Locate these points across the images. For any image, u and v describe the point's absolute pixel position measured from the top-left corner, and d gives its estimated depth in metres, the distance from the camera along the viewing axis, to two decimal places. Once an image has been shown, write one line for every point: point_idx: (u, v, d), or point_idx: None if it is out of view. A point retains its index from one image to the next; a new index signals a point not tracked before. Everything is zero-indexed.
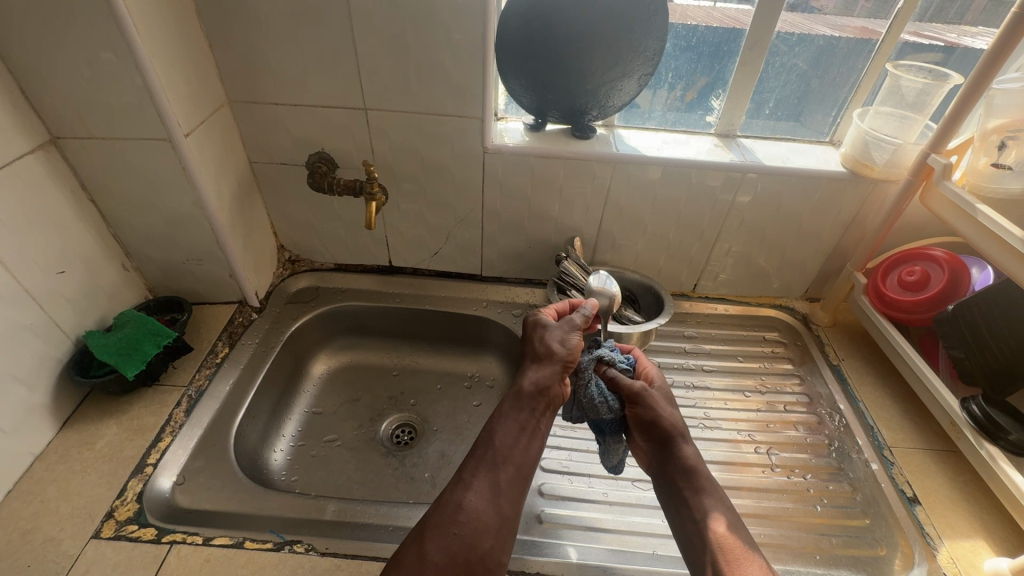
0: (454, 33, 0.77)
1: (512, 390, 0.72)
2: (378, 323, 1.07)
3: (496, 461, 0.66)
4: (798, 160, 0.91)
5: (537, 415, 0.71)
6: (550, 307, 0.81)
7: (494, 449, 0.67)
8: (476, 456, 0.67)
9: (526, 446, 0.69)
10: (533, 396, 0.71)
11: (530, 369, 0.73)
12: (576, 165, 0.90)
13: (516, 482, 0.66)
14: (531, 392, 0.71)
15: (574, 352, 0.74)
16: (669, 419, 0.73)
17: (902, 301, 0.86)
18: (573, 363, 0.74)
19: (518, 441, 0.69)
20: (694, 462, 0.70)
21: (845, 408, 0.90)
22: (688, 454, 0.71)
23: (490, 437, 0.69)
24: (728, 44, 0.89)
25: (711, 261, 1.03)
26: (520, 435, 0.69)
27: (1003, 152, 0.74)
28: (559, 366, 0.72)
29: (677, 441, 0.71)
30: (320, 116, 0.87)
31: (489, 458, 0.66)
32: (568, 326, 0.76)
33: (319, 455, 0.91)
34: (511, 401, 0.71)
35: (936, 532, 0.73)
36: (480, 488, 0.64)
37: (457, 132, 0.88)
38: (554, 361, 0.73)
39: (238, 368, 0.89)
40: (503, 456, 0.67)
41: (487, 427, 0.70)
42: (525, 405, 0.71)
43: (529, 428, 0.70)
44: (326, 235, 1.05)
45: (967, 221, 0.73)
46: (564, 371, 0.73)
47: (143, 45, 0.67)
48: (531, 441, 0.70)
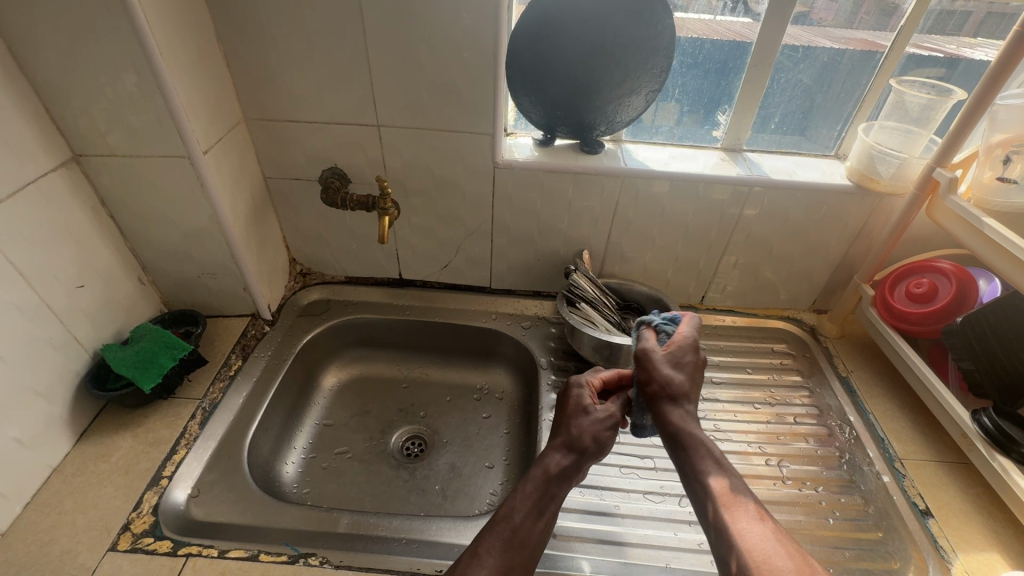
0: (466, 52, 0.79)
1: (535, 472, 0.67)
2: (388, 335, 1.08)
3: (513, 541, 0.61)
4: (804, 174, 0.92)
5: (556, 501, 0.67)
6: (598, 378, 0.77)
7: (515, 529, 0.62)
8: (493, 531, 0.61)
9: (541, 526, 0.64)
10: (558, 482, 0.67)
11: (558, 450, 0.69)
12: (585, 179, 0.91)
13: (526, 569, 0.61)
14: (558, 479, 0.67)
15: (603, 449, 0.70)
16: (668, 371, 0.65)
17: (910, 313, 0.86)
18: (600, 458, 0.70)
19: (536, 526, 0.63)
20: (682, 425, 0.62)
21: (855, 420, 0.90)
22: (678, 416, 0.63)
23: (508, 511, 0.64)
24: (734, 61, 0.90)
25: (718, 273, 1.04)
26: (538, 518, 0.64)
27: (1008, 166, 0.74)
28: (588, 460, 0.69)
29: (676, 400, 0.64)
30: (333, 133, 0.89)
31: (506, 535, 0.61)
32: (604, 418, 0.72)
33: (331, 467, 0.92)
34: (536, 480, 0.66)
35: (950, 546, 0.73)
36: (493, 569, 0.58)
37: (467, 148, 0.89)
38: (585, 454, 0.69)
39: (251, 381, 0.90)
40: (522, 538, 0.62)
41: (509, 503, 0.64)
42: (549, 489, 0.66)
43: (548, 513, 0.65)
44: (337, 248, 1.06)
45: (973, 235, 0.74)
46: (590, 463, 0.69)
47: (165, 66, 0.69)
48: (546, 525, 0.65)
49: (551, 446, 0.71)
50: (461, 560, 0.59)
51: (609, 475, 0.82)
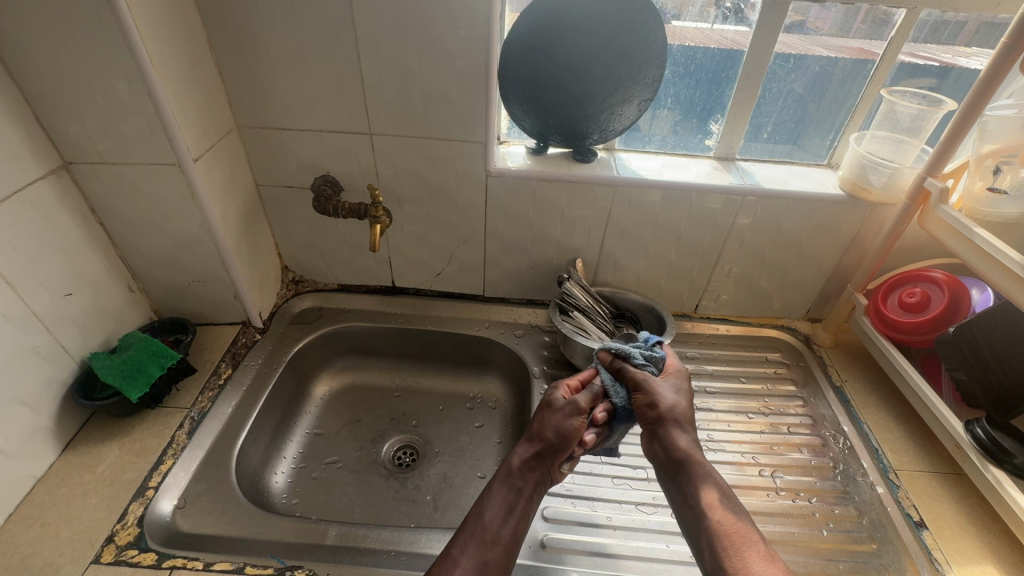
0: (458, 60, 0.79)
1: (501, 470, 0.70)
2: (380, 344, 1.08)
3: (484, 539, 0.62)
4: (797, 183, 0.92)
5: (526, 495, 0.68)
6: (567, 382, 0.78)
7: (484, 525, 0.63)
8: (464, 531, 0.63)
9: (514, 522, 0.65)
10: (523, 475, 0.69)
11: (521, 446, 0.72)
12: (578, 188, 0.91)
13: (503, 566, 0.61)
14: (523, 473, 0.69)
15: (570, 439, 0.71)
16: (669, 406, 0.71)
17: (903, 323, 0.86)
18: (568, 449, 0.71)
19: (507, 521, 0.65)
20: (689, 451, 0.68)
21: (849, 430, 0.89)
22: (684, 443, 0.69)
23: (478, 510, 0.66)
24: (726, 70, 0.91)
25: (712, 282, 1.04)
26: (508, 514, 0.66)
27: (998, 177, 0.75)
28: (553, 452, 0.70)
29: (673, 429, 0.70)
30: (326, 141, 0.89)
31: (478, 533, 0.63)
32: (568, 409, 0.73)
33: (321, 477, 0.91)
34: (501, 478, 0.69)
35: (944, 558, 0.72)
36: (467, 565, 0.59)
37: (460, 157, 0.89)
38: (548, 446, 0.70)
39: (241, 390, 0.89)
40: (493, 533, 0.63)
41: (476, 502, 0.67)
42: (515, 483, 0.69)
43: (519, 508, 0.67)
44: (330, 256, 1.06)
45: (965, 245, 0.74)
46: (558, 456, 0.71)
47: (156, 74, 0.69)
48: (520, 520, 0.66)
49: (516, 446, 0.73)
50: (437, 563, 0.60)
51: (601, 486, 0.82)
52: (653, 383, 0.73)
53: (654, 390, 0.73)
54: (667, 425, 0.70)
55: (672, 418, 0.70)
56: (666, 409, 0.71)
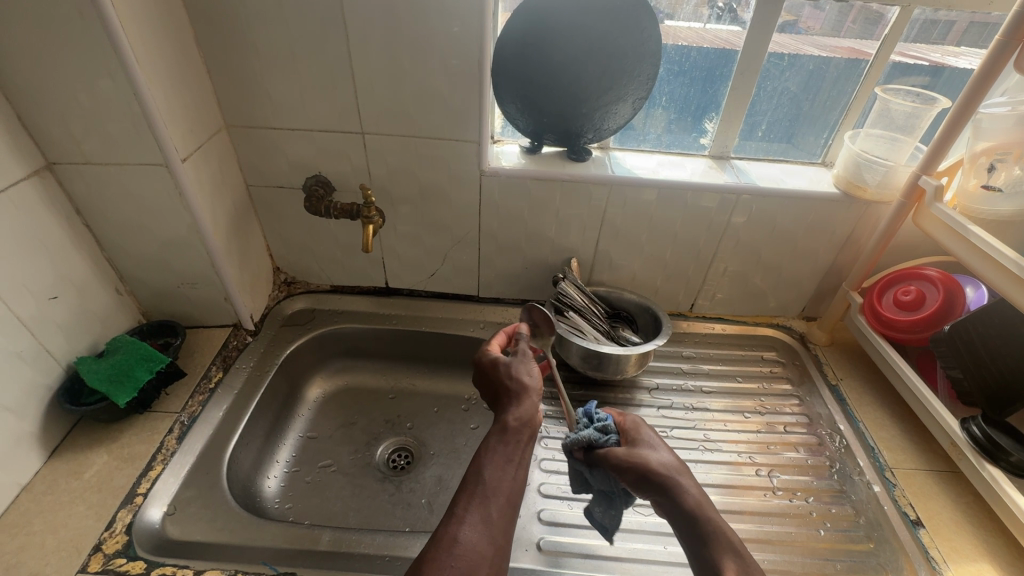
0: (451, 58, 0.78)
1: (492, 426, 0.66)
2: (374, 345, 1.06)
3: (487, 493, 0.59)
4: (792, 181, 0.92)
5: (523, 447, 0.65)
6: (494, 340, 0.79)
7: (485, 482, 0.60)
8: (465, 490, 0.60)
9: (514, 473, 0.62)
10: (518, 428, 0.66)
11: (508, 405, 0.68)
12: (572, 187, 0.91)
13: (509, 514, 0.59)
14: (515, 423, 0.66)
15: (540, 382, 0.72)
16: (658, 462, 0.66)
17: (898, 321, 0.86)
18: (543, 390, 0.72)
19: (510, 471, 0.62)
20: (695, 508, 0.62)
21: (845, 429, 0.89)
22: (691, 493, 0.63)
23: (476, 468, 0.62)
24: (720, 69, 0.90)
25: (708, 281, 1.04)
26: (508, 464, 0.62)
27: (992, 174, 0.75)
28: (535, 397, 0.69)
29: (673, 486, 0.64)
30: (317, 140, 0.88)
31: (480, 489, 0.60)
32: (526, 359, 0.74)
33: (315, 481, 0.90)
34: (495, 434, 0.65)
35: (941, 556, 0.72)
36: (474, 521, 0.57)
37: (454, 156, 0.88)
38: (529, 393, 0.69)
39: (232, 394, 0.88)
40: (495, 487, 0.60)
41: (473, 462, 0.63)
42: (510, 437, 0.65)
43: (518, 456, 0.64)
44: (322, 257, 1.04)
45: (960, 242, 0.74)
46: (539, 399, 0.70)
47: (142, 73, 0.67)
48: (519, 470, 0.63)
49: (502, 406, 0.69)
50: (442, 523, 0.57)
51: None
52: (634, 449, 0.68)
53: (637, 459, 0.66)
54: (668, 489, 0.63)
55: (667, 477, 0.64)
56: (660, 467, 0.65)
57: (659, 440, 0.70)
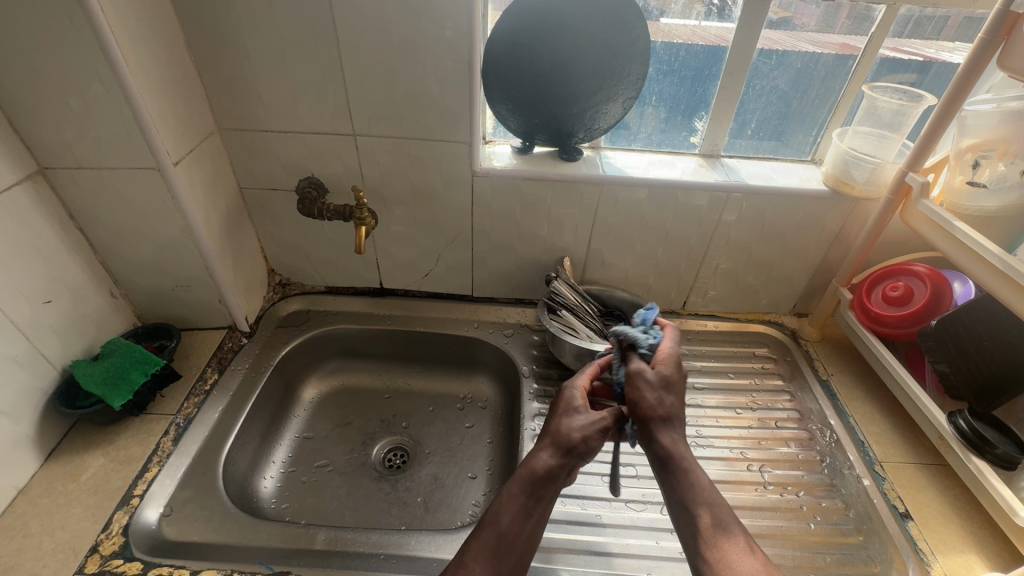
0: (441, 60, 0.78)
1: (521, 472, 0.66)
2: (369, 345, 1.07)
3: (500, 548, 0.61)
4: (781, 179, 0.93)
5: (544, 504, 0.65)
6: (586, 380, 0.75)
7: (499, 534, 0.61)
8: (478, 539, 0.61)
9: (530, 530, 0.63)
10: (544, 482, 0.65)
11: (545, 451, 0.67)
12: (564, 187, 0.91)
13: (517, 572, 0.61)
14: (544, 480, 0.65)
15: (592, 452, 0.66)
16: (648, 403, 0.64)
17: (886, 316, 0.87)
18: (588, 460, 0.67)
19: (524, 529, 0.62)
20: (673, 450, 0.62)
21: (836, 423, 0.90)
22: (669, 443, 0.62)
23: (493, 517, 0.63)
24: (709, 68, 0.91)
25: (699, 278, 1.04)
26: (525, 521, 0.63)
27: (977, 170, 0.76)
28: (575, 461, 0.66)
29: (654, 428, 0.63)
30: (309, 143, 0.88)
31: (492, 543, 0.61)
32: (595, 421, 0.67)
33: (311, 481, 0.90)
34: (519, 483, 0.65)
35: (929, 548, 0.73)
36: (482, 575, 0.58)
37: (445, 157, 0.89)
38: (572, 457, 0.66)
39: (227, 395, 0.88)
40: (508, 542, 0.61)
41: (489, 507, 0.64)
42: (534, 490, 0.64)
43: (537, 515, 0.64)
44: (316, 258, 1.05)
45: (945, 238, 0.75)
46: (579, 463, 0.66)
47: (132, 78, 0.68)
48: (536, 527, 0.64)
49: (539, 447, 0.68)
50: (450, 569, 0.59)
51: (591, 483, 0.82)
52: (641, 378, 0.65)
53: (641, 387, 0.65)
54: (651, 425, 0.63)
55: (656, 416, 0.63)
56: (654, 407, 0.63)
57: (679, 382, 0.66)
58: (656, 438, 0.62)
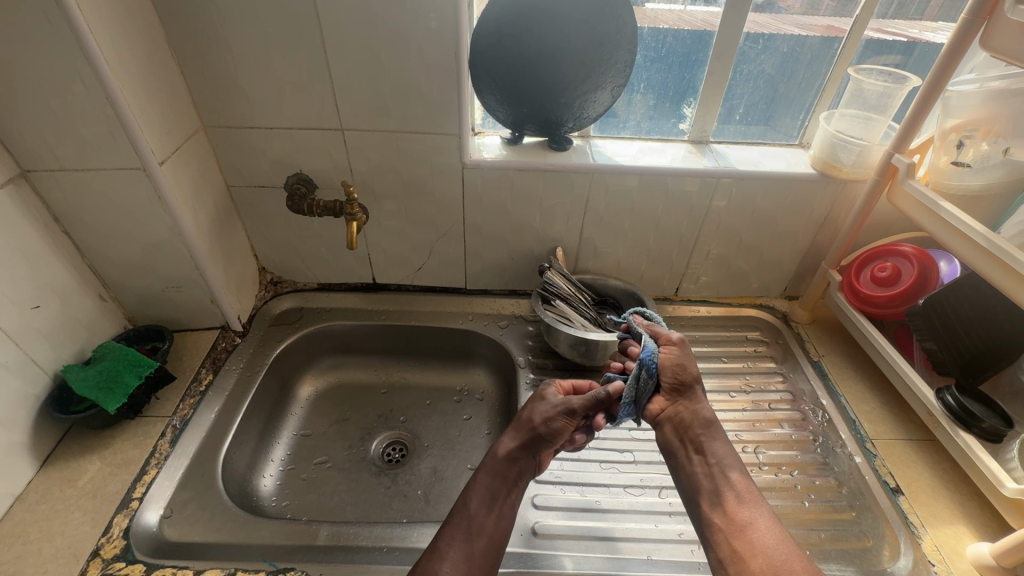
0: (427, 51, 0.78)
1: (488, 461, 0.73)
2: (364, 341, 1.07)
3: (471, 530, 0.64)
4: (770, 163, 0.93)
5: (510, 488, 0.71)
6: (563, 383, 0.81)
7: (470, 517, 0.66)
8: (452, 523, 0.65)
9: (499, 514, 0.68)
10: (509, 467, 0.72)
11: (507, 438, 0.75)
12: (554, 177, 0.91)
13: (490, 556, 0.63)
14: (509, 463, 0.72)
15: (555, 433, 0.74)
16: (693, 372, 0.77)
17: (876, 296, 0.88)
18: (552, 442, 0.74)
19: (494, 512, 0.67)
20: (700, 410, 0.75)
21: (827, 403, 0.92)
22: (708, 407, 0.76)
23: (464, 502, 0.68)
24: (697, 53, 0.91)
25: (691, 265, 1.05)
26: (492, 504, 0.68)
27: (962, 151, 0.77)
28: (537, 442, 0.73)
29: (692, 392, 0.76)
30: (296, 138, 0.87)
31: (463, 525, 0.65)
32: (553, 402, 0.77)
33: (310, 478, 0.91)
34: (488, 470, 0.72)
35: (920, 521, 0.75)
36: (454, 557, 0.61)
37: (435, 149, 0.88)
38: (534, 436, 0.73)
39: (223, 396, 0.88)
40: (479, 525, 0.65)
41: (461, 494, 0.70)
42: (500, 474, 0.71)
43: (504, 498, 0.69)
44: (308, 255, 1.04)
45: (930, 218, 0.76)
46: (540, 445, 0.74)
47: (113, 77, 0.66)
48: (503, 512, 0.68)
49: (505, 438, 0.76)
50: (425, 556, 0.62)
51: (590, 470, 0.83)
52: (680, 347, 0.78)
53: (677, 356, 0.77)
54: (683, 387, 0.76)
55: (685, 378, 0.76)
56: (683, 372, 0.76)
57: (695, 361, 0.79)
58: (699, 399, 0.76)
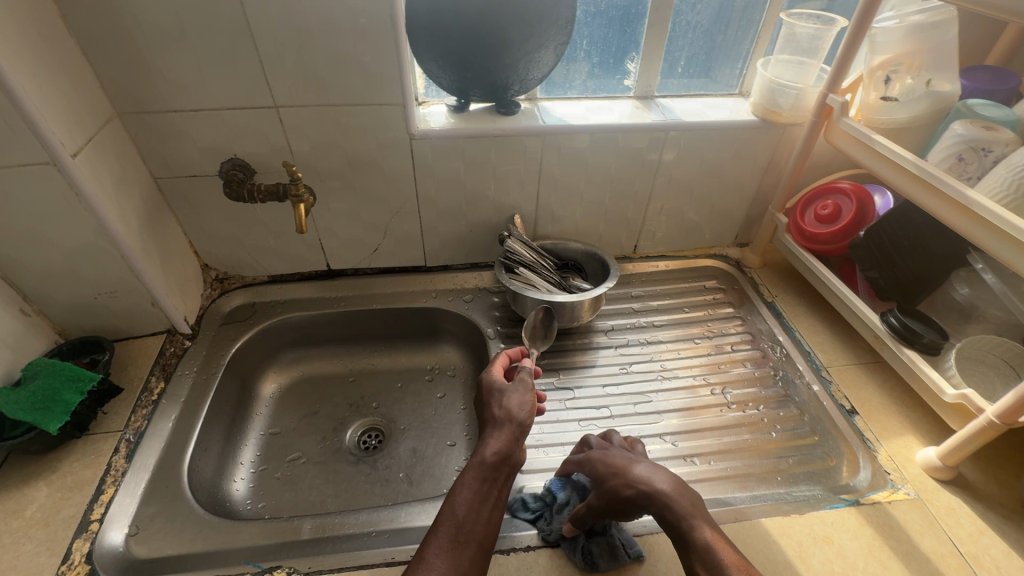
0: (360, 16, 0.73)
1: (472, 461, 0.67)
2: (326, 331, 1.03)
3: (460, 536, 0.59)
4: (714, 113, 0.95)
5: (498, 486, 0.66)
6: (498, 364, 0.80)
7: (458, 521, 0.60)
8: (437, 533, 0.59)
9: (488, 514, 0.63)
10: (496, 467, 0.66)
11: (488, 438, 0.69)
12: (506, 142, 0.90)
13: (480, 563, 0.58)
14: (495, 463, 0.66)
15: (529, 416, 0.72)
16: (629, 466, 0.67)
17: (819, 234, 0.93)
18: (528, 427, 0.72)
19: (484, 513, 0.62)
20: (669, 505, 0.62)
21: (784, 339, 0.97)
22: (665, 489, 0.64)
23: (450, 507, 0.62)
24: (635, 7, 0.91)
25: (647, 221, 1.07)
26: (480, 506, 0.62)
27: (889, 86, 0.80)
28: (517, 431, 0.70)
29: (645, 489, 0.64)
30: (227, 120, 0.81)
31: (451, 532, 0.59)
32: (521, 387, 0.74)
33: (285, 476, 0.87)
34: (473, 471, 0.65)
35: (874, 436, 0.81)
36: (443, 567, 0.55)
37: (380, 122, 0.84)
38: (513, 425, 0.70)
39: (179, 403, 0.83)
40: (468, 529, 0.60)
41: (446, 498, 0.63)
42: (487, 475, 0.65)
43: (492, 499, 0.64)
44: (254, 247, 0.98)
45: (865, 152, 0.80)
46: (521, 435, 0.70)
47: (3, 60, 0.59)
48: (492, 511, 0.63)
49: (485, 434, 0.70)
50: (411, 568, 0.56)
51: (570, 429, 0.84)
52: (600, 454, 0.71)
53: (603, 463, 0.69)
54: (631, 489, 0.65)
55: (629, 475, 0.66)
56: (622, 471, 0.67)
57: (635, 454, 0.71)
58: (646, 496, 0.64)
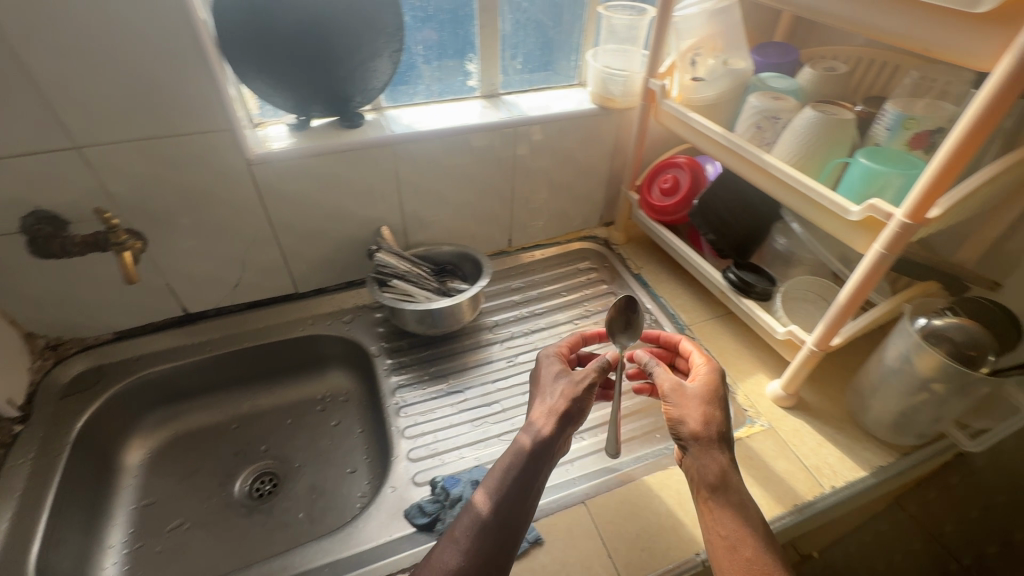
0: (158, 39, 0.67)
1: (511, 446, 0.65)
2: (193, 381, 0.94)
3: (480, 529, 0.58)
4: (557, 105, 1.00)
5: (542, 470, 0.63)
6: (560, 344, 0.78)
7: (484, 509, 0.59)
8: (460, 520, 0.59)
9: (527, 498, 0.61)
10: (540, 450, 0.63)
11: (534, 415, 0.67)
12: (355, 155, 0.87)
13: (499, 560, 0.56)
14: (540, 447, 0.64)
15: (569, 409, 0.66)
16: (696, 420, 0.63)
17: (666, 207, 1.01)
18: (573, 420, 0.67)
19: (518, 500, 0.60)
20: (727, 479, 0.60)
21: (652, 306, 1.05)
22: (717, 472, 0.60)
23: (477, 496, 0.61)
24: (463, 9, 0.93)
25: (516, 214, 1.10)
26: (524, 490, 0.61)
27: (698, 67, 0.89)
28: (565, 421, 0.65)
29: (705, 448, 0.62)
30: (15, 169, 0.70)
31: (473, 521, 0.58)
32: (585, 373, 0.69)
33: (166, 548, 0.79)
34: (509, 454, 0.64)
35: (733, 380, 0.91)
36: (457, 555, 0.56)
37: (209, 150, 0.78)
38: (563, 416, 0.66)
39: (14, 499, 0.72)
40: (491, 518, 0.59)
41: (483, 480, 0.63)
42: (537, 457, 0.63)
43: (527, 487, 0.61)
44: (87, 304, 0.87)
45: (686, 128, 0.88)
46: (564, 429, 0.66)
47: None
48: (532, 498, 0.61)
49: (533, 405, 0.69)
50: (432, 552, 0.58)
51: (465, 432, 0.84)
52: (680, 397, 0.65)
53: (681, 402, 0.64)
54: (694, 446, 0.62)
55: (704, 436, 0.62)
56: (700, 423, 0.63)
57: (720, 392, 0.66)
58: (701, 461, 0.61)
